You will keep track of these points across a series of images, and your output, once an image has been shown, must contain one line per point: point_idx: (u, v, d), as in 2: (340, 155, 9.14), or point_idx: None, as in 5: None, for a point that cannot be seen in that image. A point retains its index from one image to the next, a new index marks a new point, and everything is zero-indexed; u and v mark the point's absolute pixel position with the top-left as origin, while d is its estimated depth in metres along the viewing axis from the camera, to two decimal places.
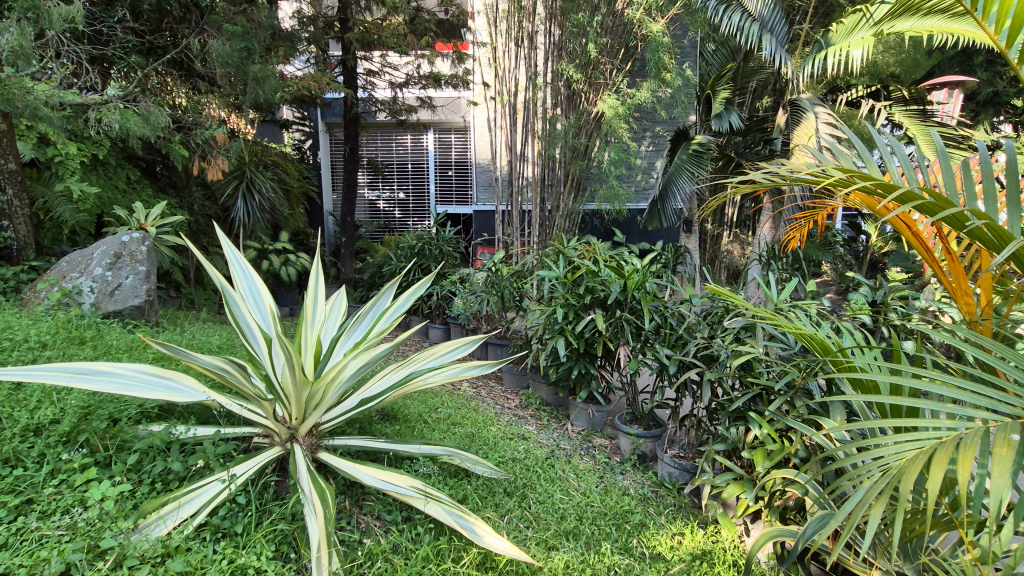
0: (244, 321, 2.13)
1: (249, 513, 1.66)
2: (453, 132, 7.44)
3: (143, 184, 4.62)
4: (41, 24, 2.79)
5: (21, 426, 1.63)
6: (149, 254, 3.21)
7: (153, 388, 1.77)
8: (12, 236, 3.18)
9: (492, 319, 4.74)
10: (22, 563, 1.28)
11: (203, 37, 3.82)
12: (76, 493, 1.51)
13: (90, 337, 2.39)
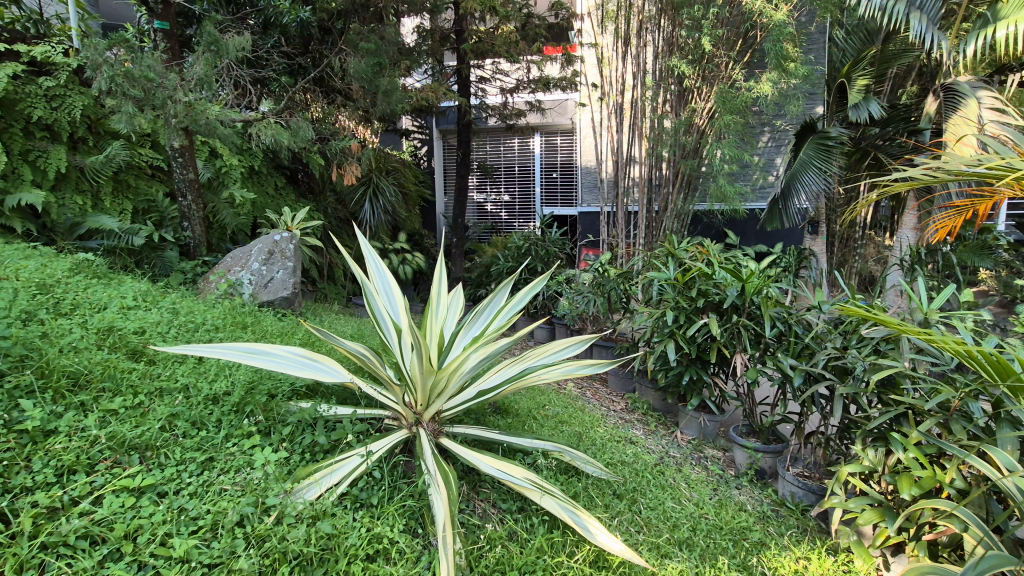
0: (378, 313, 2.33)
1: (383, 488, 1.81)
2: (559, 133, 7.46)
3: (286, 191, 5.17)
4: (220, 54, 3.28)
5: (203, 396, 1.87)
6: (295, 251, 3.62)
7: (305, 369, 1.99)
8: (190, 235, 3.74)
9: (596, 321, 4.70)
10: (208, 513, 1.43)
11: (341, 57, 4.25)
12: (245, 456, 1.69)
13: (250, 323, 2.74)
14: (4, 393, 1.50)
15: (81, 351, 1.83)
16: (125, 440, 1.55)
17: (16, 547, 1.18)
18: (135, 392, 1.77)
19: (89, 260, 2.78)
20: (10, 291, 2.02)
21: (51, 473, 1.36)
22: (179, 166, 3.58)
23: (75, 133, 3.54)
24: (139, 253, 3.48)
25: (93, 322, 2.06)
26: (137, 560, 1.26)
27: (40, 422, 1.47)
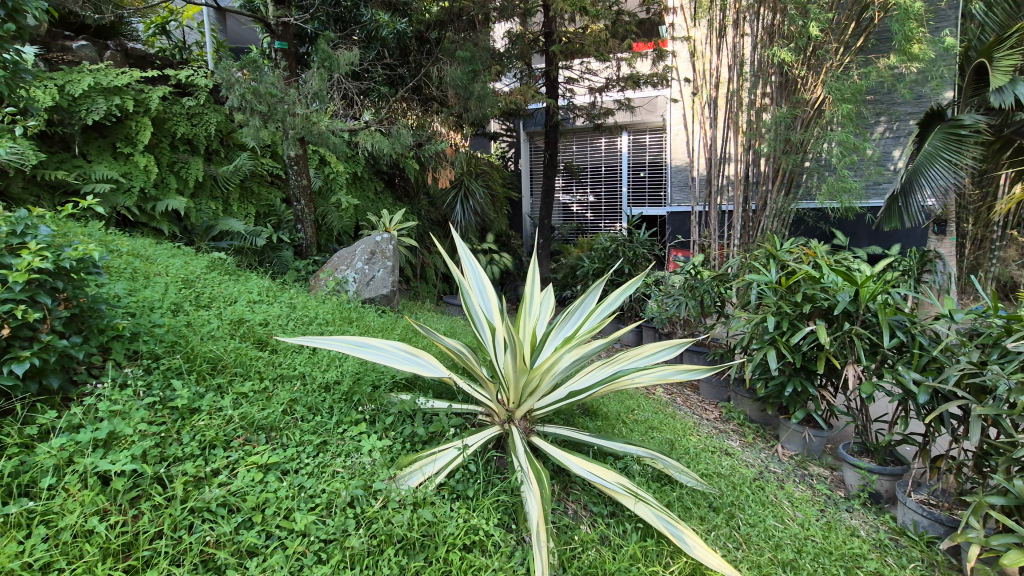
0: (473, 311, 2.40)
1: (478, 481, 1.86)
2: (648, 131, 7.23)
3: (385, 196, 5.56)
4: (331, 69, 3.54)
5: (318, 384, 2.03)
6: (394, 252, 3.83)
7: (406, 362, 2.10)
8: (303, 237, 4.08)
9: (687, 326, 4.51)
10: (324, 492, 1.54)
11: (441, 66, 4.48)
12: (353, 442, 1.81)
13: (355, 318, 2.93)
14: (159, 373, 1.70)
15: (218, 339, 2.04)
16: (254, 421, 1.71)
17: (171, 508, 1.31)
18: (260, 377, 1.95)
19: (221, 259, 3.12)
20: (161, 285, 2.31)
21: (197, 446, 1.50)
22: (294, 173, 3.92)
23: (210, 146, 3.98)
24: (259, 252, 3.85)
25: (227, 314, 2.31)
26: (266, 530, 1.37)
27: (187, 400, 1.64)
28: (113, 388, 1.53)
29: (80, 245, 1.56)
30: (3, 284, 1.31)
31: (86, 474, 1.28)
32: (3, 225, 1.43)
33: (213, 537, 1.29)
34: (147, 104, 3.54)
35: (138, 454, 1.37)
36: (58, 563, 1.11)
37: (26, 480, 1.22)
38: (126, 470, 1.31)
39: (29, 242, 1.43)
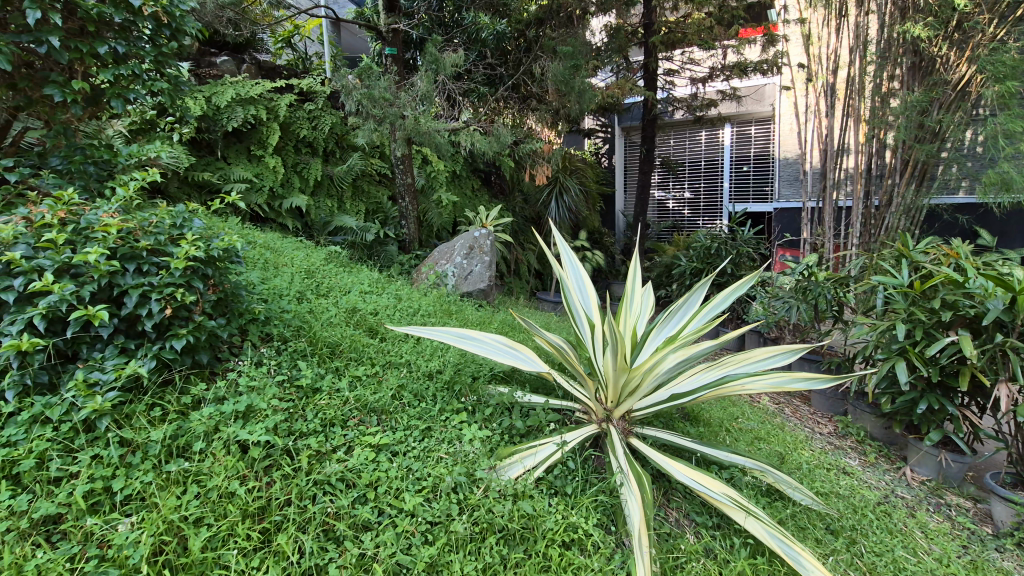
0: (573, 307, 2.38)
1: (576, 478, 1.83)
2: (754, 122, 6.71)
3: (482, 192, 5.83)
4: (438, 72, 3.67)
5: (423, 371, 2.12)
6: (491, 247, 4.00)
7: (506, 356, 2.13)
8: (406, 232, 4.30)
9: (797, 330, 4.17)
10: (430, 476, 1.60)
11: (541, 63, 4.48)
12: (455, 430, 1.86)
13: (454, 311, 3.04)
14: (287, 354, 1.86)
15: (336, 326, 2.20)
16: (367, 403, 1.82)
17: (297, 479, 1.41)
18: (371, 363, 2.07)
19: (336, 253, 3.36)
20: (288, 274, 2.54)
21: (319, 423, 1.62)
22: (400, 172, 4.15)
23: (327, 148, 4.31)
24: (368, 247, 4.11)
25: (343, 303, 2.48)
26: (378, 506, 1.45)
27: (311, 380, 1.78)
28: (251, 365, 1.68)
29: (226, 237, 1.74)
30: (165, 270, 1.48)
31: (229, 441, 1.41)
32: (166, 218, 1.62)
33: (333, 508, 1.37)
34: (275, 111, 3.89)
35: (270, 427, 1.48)
36: (206, 519, 1.22)
37: (181, 444, 1.35)
38: (261, 441, 1.42)
39: (185, 234, 1.61)
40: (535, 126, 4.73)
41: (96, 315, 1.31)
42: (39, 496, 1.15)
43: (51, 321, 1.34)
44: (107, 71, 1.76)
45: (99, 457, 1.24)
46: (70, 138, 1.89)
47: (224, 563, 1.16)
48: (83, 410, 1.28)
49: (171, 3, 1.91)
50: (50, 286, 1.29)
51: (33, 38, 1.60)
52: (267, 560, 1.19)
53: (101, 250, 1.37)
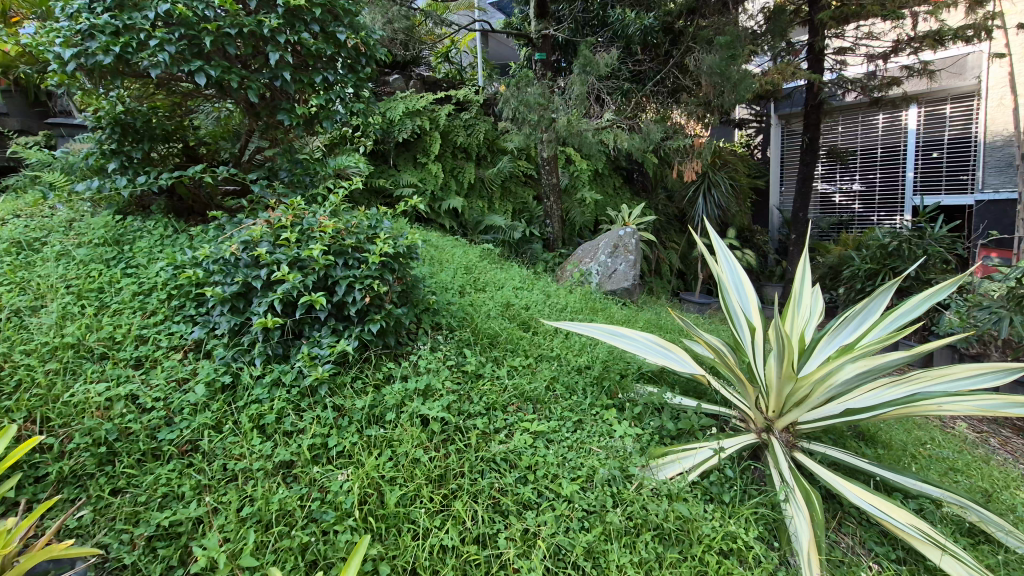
0: (732, 309, 2.27)
1: (735, 487, 1.75)
2: (950, 99, 5.68)
3: (623, 190, 5.79)
4: (587, 73, 3.71)
5: (572, 366, 2.19)
6: (636, 246, 3.99)
7: (659, 355, 2.11)
8: (551, 231, 4.53)
9: (1009, 347, 3.48)
10: (584, 466, 1.65)
11: (693, 55, 4.29)
12: (605, 425, 1.89)
13: (599, 309, 3.09)
14: (454, 342, 2.05)
15: (494, 318, 2.38)
16: (525, 392, 1.93)
17: (469, 455, 1.56)
18: (525, 354, 2.20)
19: (489, 250, 3.60)
20: (451, 270, 2.80)
21: (483, 405, 1.76)
22: (546, 173, 4.47)
23: (479, 153, 4.63)
24: (516, 245, 4.33)
25: (499, 297, 2.67)
26: (538, 488, 1.54)
27: (475, 366, 1.95)
28: (427, 350, 1.88)
29: (409, 236, 1.98)
30: (365, 264, 1.74)
31: (413, 415, 1.61)
32: (364, 220, 1.90)
33: (499, 485, 1.49)
34: (437, 121, 4.27)
35: (445, 406, 1.66)
36: (398, 479, 1.41)
37: (376, 413, 1.57)
38: (439, 416, 1.61)
39: (378, 233, 1.87)
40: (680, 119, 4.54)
41: (316, 300, 1.59)
42: (278, 444, 1.42)
43: (284, 303, 1.64)
44: (320, 97, 2.11)
45: (318, 417, 1.49)
46: (291, 154, 2.29)
47: (413, 519, 1.34)
48: (307, 377, 1.56)
49: (369, 35, 2.22)
50: (286, 276, 1.60)
51: (272, 75, 1.98)
52: (448, 521, 1.34)
53: (321, 246, 1.66)
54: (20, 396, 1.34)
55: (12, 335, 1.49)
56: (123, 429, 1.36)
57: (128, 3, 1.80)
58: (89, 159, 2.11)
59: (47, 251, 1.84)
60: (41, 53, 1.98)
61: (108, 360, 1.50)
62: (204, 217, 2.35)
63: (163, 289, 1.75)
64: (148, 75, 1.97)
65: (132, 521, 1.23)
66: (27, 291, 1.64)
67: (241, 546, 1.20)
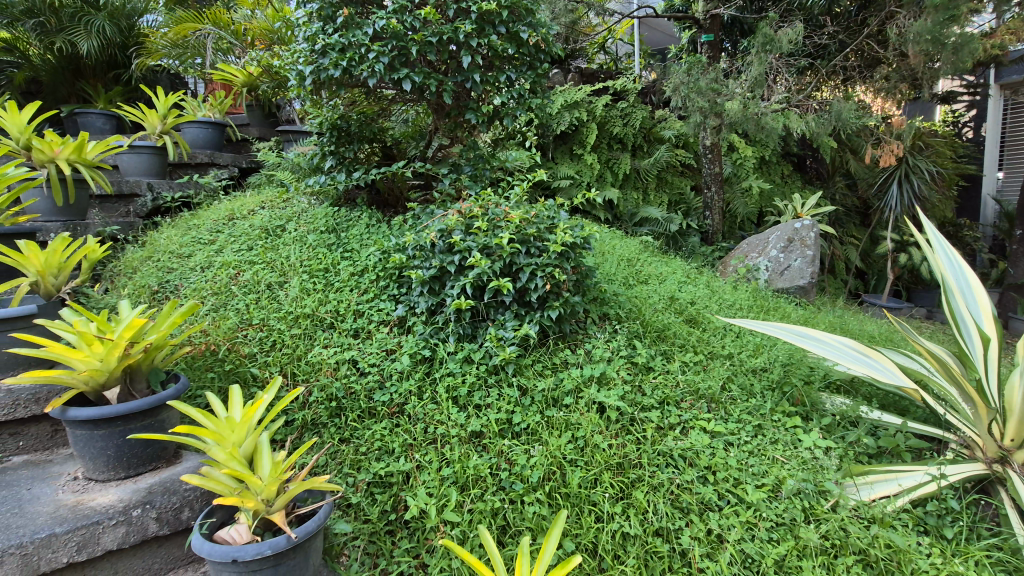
0: (958, 314, 1.92)
1: (960, 522, 1.49)
2: None
3: (794, 178, 5.23)
4: (766, 52, 3.40)
5: (747, 366, 2.03)
6: (815, 240, 3.59)
7: (857, 363, 1.88)
8: (710, 223, 4.35)
9: None
10: (769, 474, 1.53)
11: (895, 20, 3.71)
12: (789, 433, 1.72)
13: (770, 308, 2.85)
14: (624, 332, 2.04)
15: (661, 311, 2.32)
16: (699, 389, 1.84)
17: (647, 447, 1.54)
18: (695, 351, 2.10)
19: (648, 243, 3.53)
20: (613, 261, 2.79)
21: (656, 399, 1.72)
22: (708, 162, 4.25)
23: (636, 143, 4.53)
24: (673, 238, 4.17)
25: (662, 289, 2.60)
26: (719, 490, 1.47)
27: (646, 359, 1.91)
28: (600, 340, 1.90)
29: (583, 227, 2.01)
30: (546, 253, 1.83)
31: (590, 402, 1.64)
32: (543, 211, 1.97)
33: (679, 481, 1.46)
34: (595, 112, 4.28)
35: (621, 395, 1.67)
36: (579, 461, 1.45)
37: (555, 396, 1.63)
38: (616, 405, 1.62)
39: (557, 223, 1.94)
40: (863, 97, 4.04)
41: (504, 285, 1.72)
42: (471, 415, 1.54)
43: (474, 287, 1.80)
44: (502, 95, 2.24)
45: (505, 394, 1.60)
46: (473, 150, 2.46)
47: (594, 501, 1.37)
48: (495, 356, 1.69)
49: (548, 32, 2.28)
50: (478, 262, 1.75)
51: (464, 77, 2.17)
52: (629, 510, 1.36)
53: (509, 235, 1.79)
54: (276, 353, 1.64)
55: (267, 304, 1.82)
56: (347, 388, 1.59)
57: (352, 23, 2.08)
58: (313, 160, 2.50)
59: (286, 236, 2.22)
60: (284, 72, 2.38)
61: (335, 330, 1.77)
62: (396, 209, 2.63)
63: (372, 271, 2.00)
64: (363, 85, 2.27)
65: (355, 467, 1.43)
66: (274, 270, 1.99)
67: (444, 503, 1.34)
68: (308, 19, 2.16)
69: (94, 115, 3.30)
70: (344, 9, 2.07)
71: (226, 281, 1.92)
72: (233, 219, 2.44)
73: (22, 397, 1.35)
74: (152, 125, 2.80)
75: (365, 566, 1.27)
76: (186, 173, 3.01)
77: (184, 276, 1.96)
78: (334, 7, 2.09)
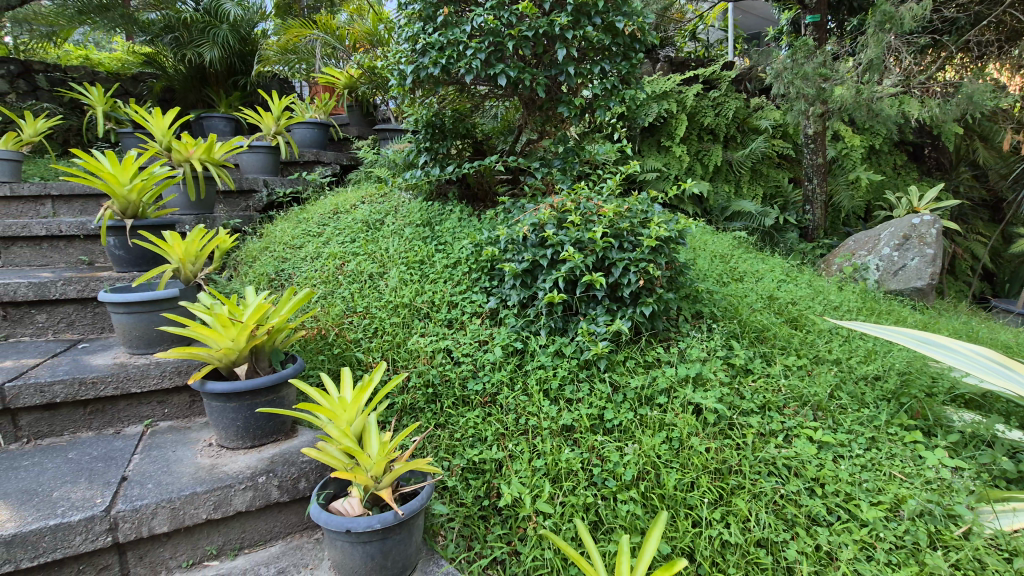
0: None
1: None
2: None
3: (910, 169, 4.74)
4: (885, 29, 3.09)
5: (857, 374, 1.87)
6: (938, 237, 3.24)
7: (996, 376, 1.65)
8: (811, 219, 4.05)
9: None
10: (887, 491, 1.40)
11: None
12: (909, 448, 1.56)
13: (883, 311, 2.61)
14: (720, 331, 1.95)
15: (759, 311, 2.20)
16: (803, 396, 1.72)
17: (746, 453, 1.47)
18: (798, 354, 1.97)
19: (742, 239, 3.35)
20: (706, 257, 2.68)
21: (757, 404, 1.63)
22: (810, 152, 3.95)
23: (729, 133, 4.30)
24: (768, 233, 3.94)
25: (760, 288, 2.46)
26: (828, 505, 1.37)
27: (744, 361, 1.82)
28: (695, 339, 1.83)
29: (679, 221, 1.94)
30: (640, 248, 1.80)
31: (685, 402, 1.58)
32: (637, 205, 1.93)
33: (784, 492, 1.38)
34: (685, 102, 4.11)
35: (719, 397, 1.60)
36: (675, 462, 1.42)
37: (648, 394, 1.60)
38: (714, 407, 1.55)
39: (651, 217, 1.90)
40: (997, 75, 3.62)
41: (596, 279, 1.71)
42: (562, 409, 1.55)
43: (566, 281, 1.80)
44: (595, 88, 2.21)
45: (596, 389, 1.59)
46: (563, 142, 2.45)
47: (690, 505, 1.33)
48: (587, 351, 1.68)
49: (644, 20, 2.22)
50: (571, 256, 1.75)
51: (558, 70, 2.17)
52: (729, 517, 1.31)
53: (603, 230, 1.77)
54: (378, 339, 1.73)
55: (370, 292, 1.93)
56: (443, 375, 1.65)
57: (450, 22, 2.14)
58: (409, 156, 2.61)
59: (385, 229, 2.33)
60: (385, 72, 2.50)
61: (430, 319, 1.84)
62: (485, 204, 2.68)
63: (465, 263, 2.06)
64: (459, 82, 2.34)
65: (450, 452, 1.49)
66: (375, 261, 2.11)
67: (537, 493, 1.35)
68: (409, 20, 2.25)
69: (217, 119, 3.65)
70: (444, 9, 2.14)
71: (333, 270, 2.06)
72: (337, 213, 2.60)
73: (167, 369, 1.52)
74: (268, 126, 3.06)
75: (460, 547, 1.31)
76: (295, 170, 3.24)
77: (296, 265, 2.13)
78: (434, 7, 2.17)
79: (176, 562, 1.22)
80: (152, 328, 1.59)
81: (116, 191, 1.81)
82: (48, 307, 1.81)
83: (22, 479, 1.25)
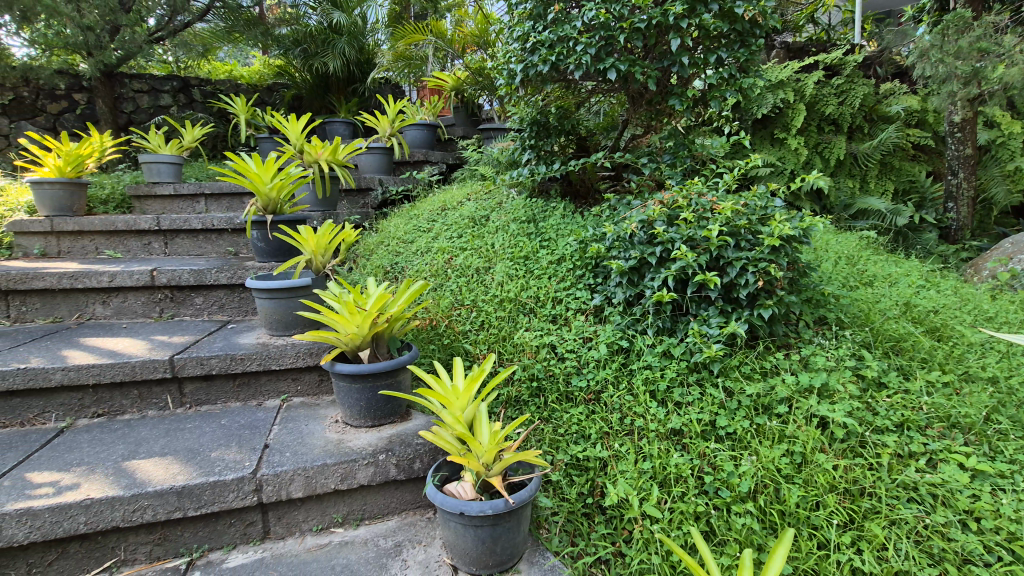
0: None
1: None
2: None
3: None
4: None
5: (1021, 396, 1.61)
6: None
7: None
8: (956, 217, 3.58)
9: None
10: None
11: None
12: None
13: None
14: (847, 339, 1.78)
15: (893, 318, 1.98)
16: (951, 416, 1.52)
17: (881, 474, 1.33)
18: (943, 369, 1.74)
19: (871, 239, 3.02)
20: (829, 257, 2.46)
21: (894, 421, 1.47)
22: (957, 142, 3.49)
23: (856, 123, 3.90)
24: (900, 233, 3.53)
25: (894, 293, 2.21)
26: (985, 543, 1.20)
27: (877, 374, 1.64)
28: (819, 346, 1.69)
29: (803, 218, 1.80)
30: (758, 247, 1.69)
31: (809, 414, 1.46)
32: (755, 202, 1.82)
33: (928, 522, 1.23)
34: (805, 91, 3.79)
35: (848, 411, 1.46)
36: (797, 478, 1.32)
37: (765, 402, 1.50)
38: (842, 422, 1.42)
39: (770, 214, 1.78)
40: None
41: (710, 279, 1.64)
42: (670, 412, 1.50)
43: (676, 280, 1.74)
44: (709, 78, 2.11)
45: (708, 394, 1.52)
46: (672, 136, 2.36)
47: (814, 524, 1.24)
48: (697, 353, 1.61)
49: (766, 3, 2.08)
50: (682, 254, 1.69)
51: (671, 61, 2.09)
52: (861, 543, 1.20)
53: (718, 227, 1.69)
54: (486, 332, 1.79)
55: (477, 286, 1.99)
56: (547, 370, 1.66)
57: (561, 19, 2.14)
58: (513, 154, 2.66)
59: (490, 225, 2.40)
60: (494, 71, 2.56)
61: (535, 314, 1.86)
62: (587, 201, 2.66)
63: (570, 260, 2.06)
64: (567, 78, 2.34)
65: (554, 446, 1.49)
66: (481, 256, 2.17)
67: (645, 496, 1.32)
68: (519, 20, 2.29)
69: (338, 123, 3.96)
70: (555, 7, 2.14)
71: (443, 264, 2.15)
72: (445, 209, 2.72)
73: (301, 350, 1.68)
74: (384, 129, 3.27)
75: (565, 542, 1.32)
76: (407, 169, 3.43)
77: (409, 259, 2.25)
78: (545, 5, 2.18)
79: (309, 526, 1.35)
80: (289, 312, 1.77)
81: (260, 189, 2.03)
82: (204, 291, 2.07)
83: (187, 439, 1.44)
